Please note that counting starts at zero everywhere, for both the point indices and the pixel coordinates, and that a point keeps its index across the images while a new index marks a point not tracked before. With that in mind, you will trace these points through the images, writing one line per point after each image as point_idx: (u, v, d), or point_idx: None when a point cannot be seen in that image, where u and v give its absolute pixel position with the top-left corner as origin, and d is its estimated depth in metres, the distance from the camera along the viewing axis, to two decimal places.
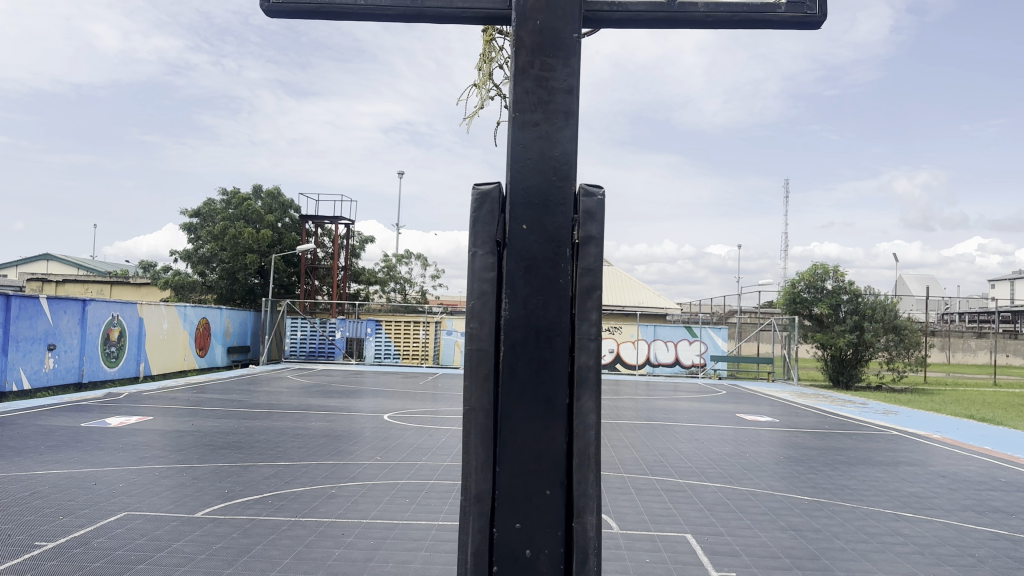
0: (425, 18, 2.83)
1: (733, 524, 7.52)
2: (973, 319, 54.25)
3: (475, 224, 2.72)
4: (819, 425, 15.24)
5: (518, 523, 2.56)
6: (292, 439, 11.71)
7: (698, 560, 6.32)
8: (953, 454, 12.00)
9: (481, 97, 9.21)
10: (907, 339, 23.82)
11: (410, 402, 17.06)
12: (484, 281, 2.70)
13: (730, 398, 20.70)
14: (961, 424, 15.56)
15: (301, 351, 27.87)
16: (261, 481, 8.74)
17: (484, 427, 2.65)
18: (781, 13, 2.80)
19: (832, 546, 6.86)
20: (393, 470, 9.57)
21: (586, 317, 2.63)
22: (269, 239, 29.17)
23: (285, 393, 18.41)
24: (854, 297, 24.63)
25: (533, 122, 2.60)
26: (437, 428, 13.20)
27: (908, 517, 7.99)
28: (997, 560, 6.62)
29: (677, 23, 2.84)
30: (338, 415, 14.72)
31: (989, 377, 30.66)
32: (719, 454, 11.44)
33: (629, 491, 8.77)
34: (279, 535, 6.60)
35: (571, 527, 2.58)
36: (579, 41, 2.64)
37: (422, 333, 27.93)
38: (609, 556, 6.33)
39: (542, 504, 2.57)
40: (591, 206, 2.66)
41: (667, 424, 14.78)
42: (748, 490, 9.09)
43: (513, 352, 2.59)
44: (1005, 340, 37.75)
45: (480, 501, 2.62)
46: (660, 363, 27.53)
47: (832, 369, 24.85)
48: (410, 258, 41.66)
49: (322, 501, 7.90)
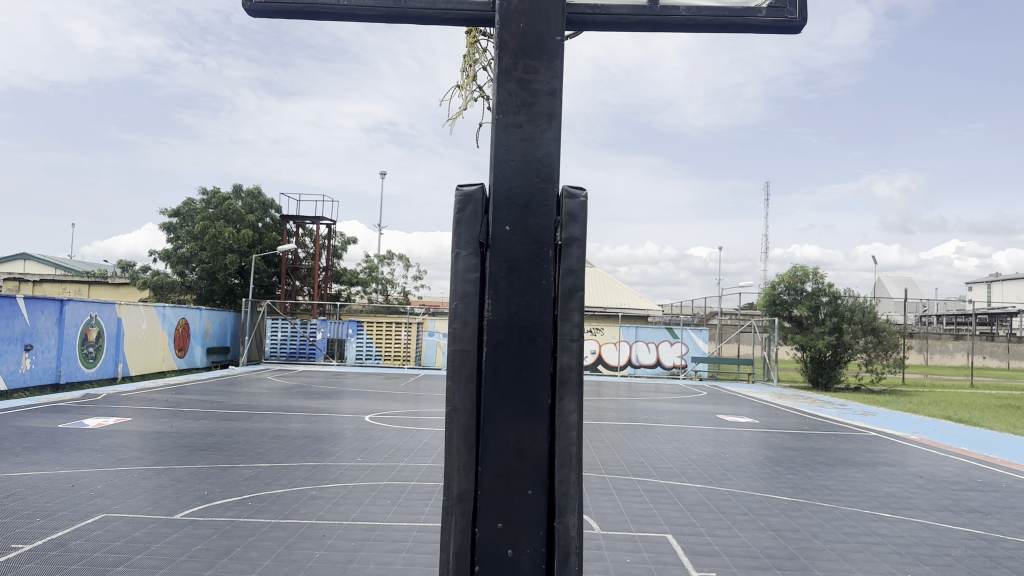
0: (408, 19, 2.83)
1: (713, 524, 7.57)
2: (950, 321, 54.81)
3: (458, 225, 2.72)
4: (799, 426, 15.34)
5: (501, 523, 2.57)
6: (273, 441, 11.64)
7: (679, 560, 6.36)
8: (930, 455, 12.13)
9: (464, 98, 9.21)
10: (886, 341, 24.05)
11: (392, 403, 17.02)
12: (467, 282, 2.70)
13: (711, 399, 20.79)
14: (939, 426, 15.72)
15: (282, 352, 27.71)
16: (241, 482, 8.69)
17: (467, 427, 2.66)
18: (761, 17, 2.82)
19: (810, 546, 6.92)
20: (375, 471, 9.55)
21: (569, 318, 2.63)
22: (249, 239, 29.00)
23: (265, 394, 18.30)
24: (834, 298, 24.81)
25: (516, 124, 2.61)
26: (419, 429, 13.18)
27: (886, 517, 8.08)
28: (972, 559, 6.71)
29: (659, 27, 2.86)
30: (319, 416, 14.65)
31: (966, 378, 30.99)
32: (700, 455, 11.51)
33: (610, 492, 8.80)
34: (259, 537, 6.56)
35: (553, 527, 2.59)
36: (562, 44, 2.65)
37: (404, 334, 27.94)
38: (590, 556, 6.35)
39: (524, 504, 2.58)
40: (574, 208, 2.67)
41: (649, 425, 14.82)
42: (728, 490, 9.15)
43: (496, 352, 2.60)
44: (982, 342, 38.21)
45: (463, 502, 2.61)
46: (641, 364, 27.65)
47: (811, 370, 25.04)
48: (392, 258, 41.56)
49: (304, 502, 7.87)
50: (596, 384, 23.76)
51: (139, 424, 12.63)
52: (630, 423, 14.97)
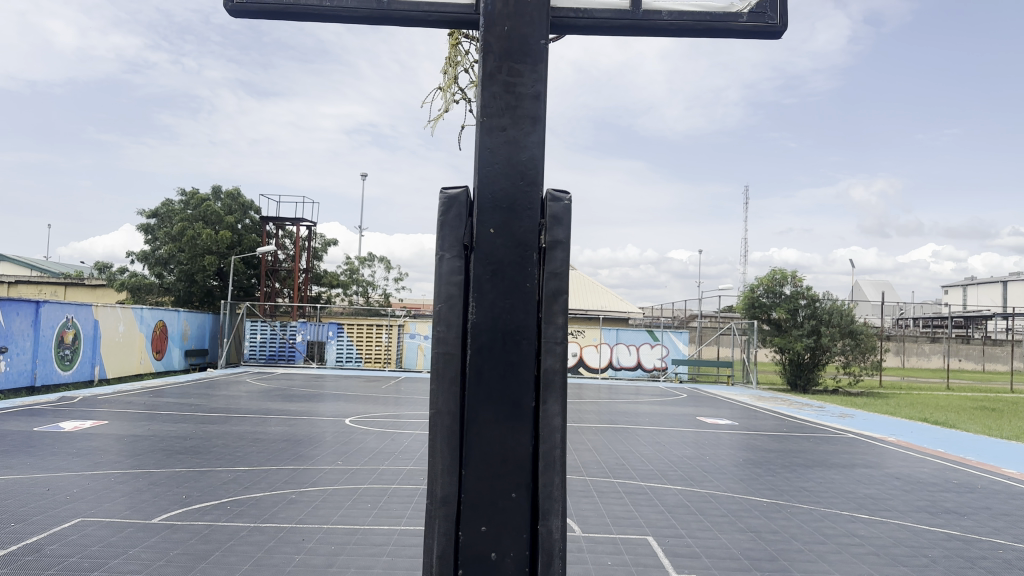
0: (391, 20, 2.83)
1: (694, 526, 7.60)
2: (926, 324, 55.47)
3: (443, 227, 2.71)
4: (778, 428, 15.45)
5: (484, 525, 2.57)
6: (252, 444, 11.56)
7: (659, 562, 6.38)
8: (907, 456, 12.25)
9: (446, 101, 9.22)
10: (863, 343, 24.31)
11: (373, 406, 16.95)
12: (451, 284, 2.69)
13: (691, 401, 20.89)
14: (915, 427, 15.89)
15: (261, 354, 27.53)
16: (220, 486, 8.61)
17: (450, 430, 2.65)
18: (742, 22, 2.84)
19: (789, 547, 6.97)
20: (355, 474, 9.50)
21: (552, 321, 2.64)
22: (228, 240, 28.81)
23: (244, 396, 18.15)
24: (812, 301, 25.00)
25: (500, 127, 2.61)
26: (400, 433, 13.14)
27: (863, 518, 8.16)
28: (948, 560, 6.79)
29: (643, 30, 2.87)
30: (299, 419, 14.56)
31: (943, 380, 31.36)
32: (680, 457, 11.55)
33: (591, 494, 8.81)
34: (238, 541, 6.51)
35: (536, 529, 2.59)
36: (547, 47, 2.65)
37: (385, 336, 27.86)
38: (572, 559, 6.35)
39: (507, 507, 2.58)
40: (558, 211, 2.67)
41: (630, 427, 14.87)
42: (708, 492, 9.20)
43: (480, 355, 2.59)
44: (957, 345, 38.66)
45: (446, 504, 2.61)
46: (622, 366, 27.73)
47: (790, 373, 25.25)
48: (373, 260, 41.46)
49: (284, 505, 7.82)
50: (577, 386, 23.80)
51: (115, 427, 12.48)
52: (611, 425, 15.01)
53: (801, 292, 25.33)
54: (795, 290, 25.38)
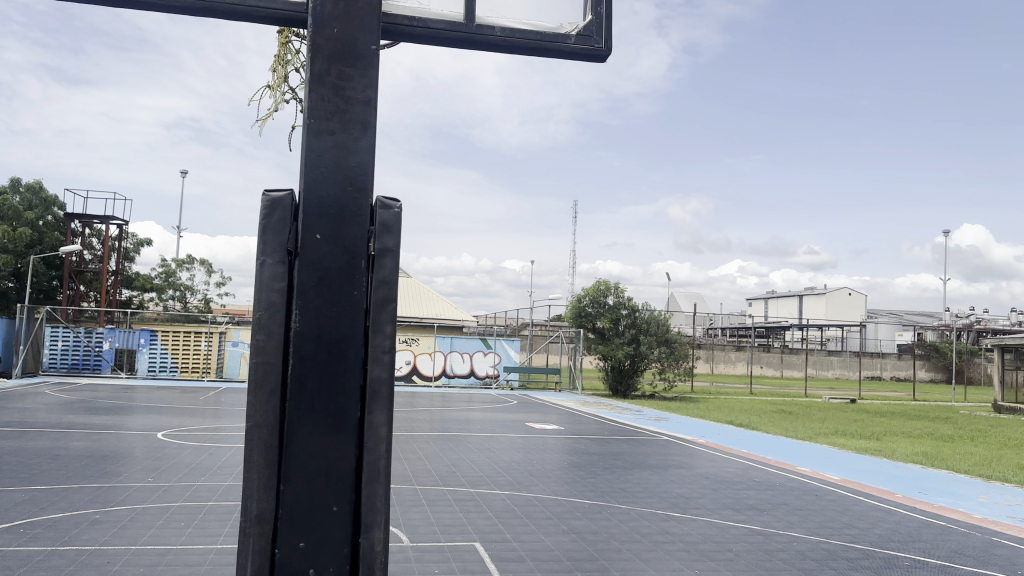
0: (217, 12, 2.81)
1: (520, 530, 7.88)
2: (733, 334, 60.27)
3: (265, 232, 2.75)
4: (601, 432, 16.25)
5: (304, 541, 2.60)
6: (54, 461, 10.67)
7: (486, 568, 6.56)
8: (714, 457, 13.31)
9: (276, 100, 8.98)
10: (677, 351, 26.13)
11: (192, 418, 16.13)
12: (273, 291, 2.72)
13: (520, 407, 21.49)
14: (722, 429, 17.27)
15: (63, 364, 25.22)
16: (15, 508, 7.90)
17: (268, 445, 2.66)
18: (569, 44, 3.07)
19: (609, 547, 7.39)
20: (169, 491, 9.02)
21: (378, 330, 2.72)
22: (27, 239, 26.31)
23: (44, 410, 16.67)
24: (632, 312, 26.31)
25: (329, 130, 2.66)
26: (221, 445, 12.62)
27: (675, 516, 8.79)
28: (748, 553, 7.46)
29: (475, 43, 3.03)
30: (108, 433, 13.59)
31: (746, 385, 34.20)
32: (509, 462, 11.89)
33: (421, 503, 8.89)
34: (37, 568, 6.01)
35: (359, 543, 2.66)
36: (377, 51, 2.75)
37: (204, 344, 26.77)
38: (400, 569, 6.39)
39: (328, 519, 2.62)
40: (387, 218, 2.76)
41: (461, 434, 15.11)
42: (534, 496, 9.54)
43: (303, 366, 2.62)
44: (758, 353, 42.31)
45: (263, 522, 2.63)
46: (455, 375, 27.91)
47: (612, 379, 26.59)
48: (194, 263, 39.37)
49: (88, 527, 7.30)
50: (409, 395, 23.80)
51: None
52: (442, 433, 15.17)
53: (623, 302, 26.58)
54: (617, 301, 26.61)
